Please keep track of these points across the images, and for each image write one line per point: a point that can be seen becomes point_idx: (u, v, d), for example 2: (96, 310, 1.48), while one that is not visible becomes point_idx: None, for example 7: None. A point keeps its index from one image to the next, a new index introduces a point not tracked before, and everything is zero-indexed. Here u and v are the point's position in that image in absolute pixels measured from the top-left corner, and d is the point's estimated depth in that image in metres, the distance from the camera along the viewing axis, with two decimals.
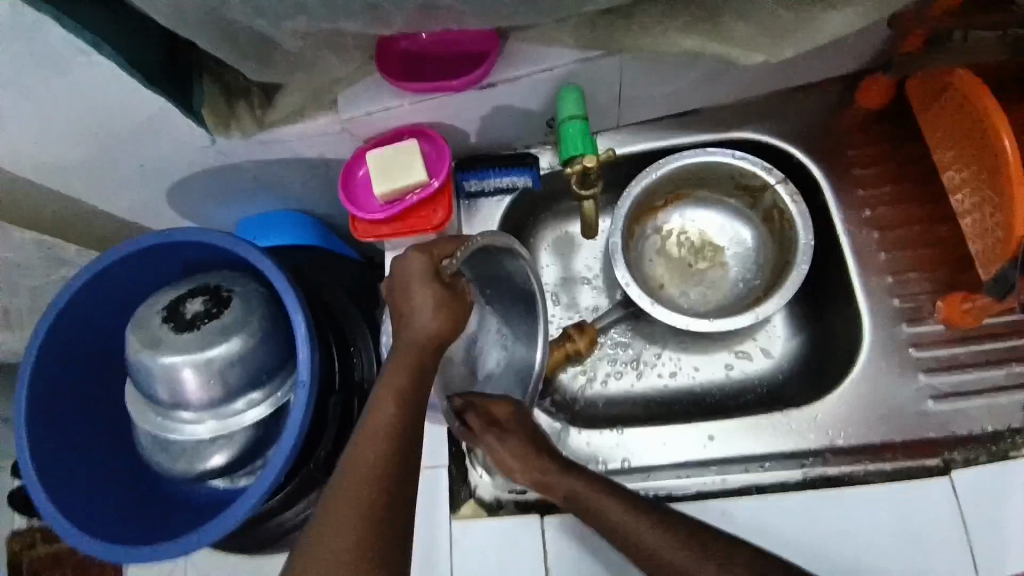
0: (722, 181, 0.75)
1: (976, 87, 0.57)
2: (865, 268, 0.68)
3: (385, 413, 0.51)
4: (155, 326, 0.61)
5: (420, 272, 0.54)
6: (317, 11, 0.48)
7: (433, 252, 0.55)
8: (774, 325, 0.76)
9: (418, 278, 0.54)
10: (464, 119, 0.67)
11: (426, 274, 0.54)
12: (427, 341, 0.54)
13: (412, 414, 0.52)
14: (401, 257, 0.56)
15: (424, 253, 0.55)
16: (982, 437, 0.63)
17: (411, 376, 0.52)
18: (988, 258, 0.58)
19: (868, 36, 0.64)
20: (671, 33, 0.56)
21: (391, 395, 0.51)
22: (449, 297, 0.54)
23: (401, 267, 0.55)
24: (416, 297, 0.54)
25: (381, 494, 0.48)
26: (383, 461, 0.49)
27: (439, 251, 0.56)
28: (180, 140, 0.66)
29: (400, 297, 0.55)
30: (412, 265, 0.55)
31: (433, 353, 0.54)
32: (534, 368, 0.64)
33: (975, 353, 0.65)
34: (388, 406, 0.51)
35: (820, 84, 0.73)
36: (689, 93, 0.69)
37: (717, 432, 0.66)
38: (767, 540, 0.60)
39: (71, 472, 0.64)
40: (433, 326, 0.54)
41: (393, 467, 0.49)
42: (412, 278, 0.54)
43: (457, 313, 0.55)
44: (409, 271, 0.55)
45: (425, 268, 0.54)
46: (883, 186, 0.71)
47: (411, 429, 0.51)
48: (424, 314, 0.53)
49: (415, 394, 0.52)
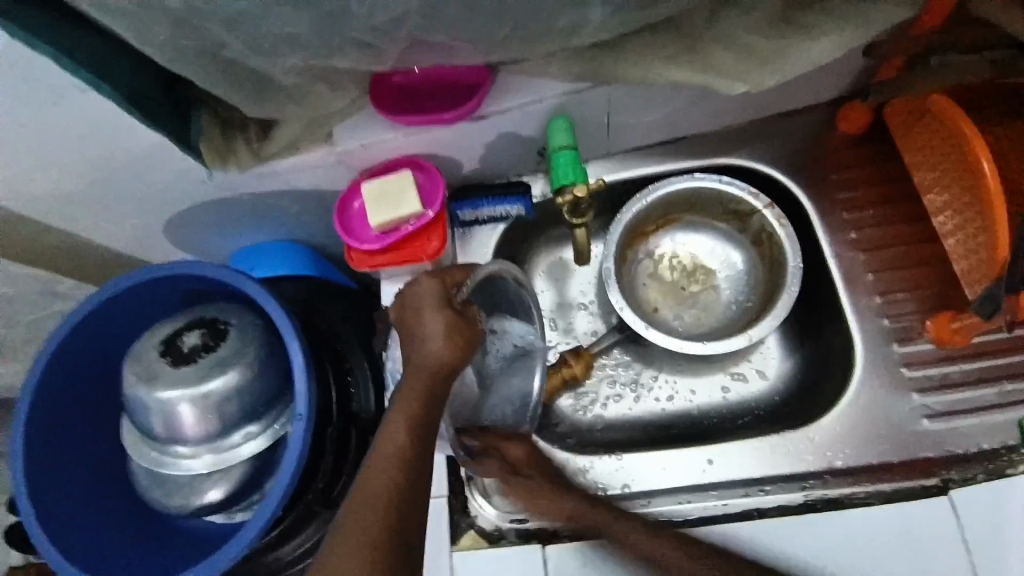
0: (712, 205, 0.77)
1: (955, 113, 0.58)
2: (854, 289, 0.69)
3: (396, 439, 0.51)
4: (152, 360, 0.61)
5: (432, 296, 0.55)
6: (314, 49, 0.49)
7: (445, 279, 0.56)
8: (768, 347, 0.77)
9: (429, 303, 0.55)
10: (457, 149, 0.69)
11: (438, 299, 0.55)
12: (438, 366, 0.53)
13: (423, 441, 0.51)
14: (413, 282, 0.57)
15: (437, 278, 0.56)
16: (978, 455, 0.63)
17: (422, 402, 0.52)
18: (975, 276, 0.59)
19: (847, 64, 0.66)
20: (657, 65, 0.57)
21: (403, 420, 0.51)
22: (460, 322, 0.54)
23: (413, 291, 0.56)
24: (428, 321, 0.54)
25: (390, 520, 0.48)
26: (393, 488, 0.49)
27: (451, 278, 0.57)
28: (178, 174, 0.67)
29: (411, 321, 0.55)
30: (424, 290, 0.55)
31: (444, 379, 0.53)
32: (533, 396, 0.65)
33: (966, 370, 0.66)
34: (400, 432, 0.51)
35: (804, 110, 0.75)
36: (676, 121, 0.71)
37: (715, 455, 0.66)
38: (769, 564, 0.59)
39: (66, 510, 0.63)
40: (444, 350, 0.53)
41: (401, 495, 0.49)
42: (423, 302, 0.55)
43: (468, 339, 0.54)
44: (421, 295, 0.55)
45: (437, 293, 0.55)
46: (869, 208, 0.72)
47: (420, 456, 0.51)
48: (435, 338, 0.53)
49: (425, 421, 0.52)
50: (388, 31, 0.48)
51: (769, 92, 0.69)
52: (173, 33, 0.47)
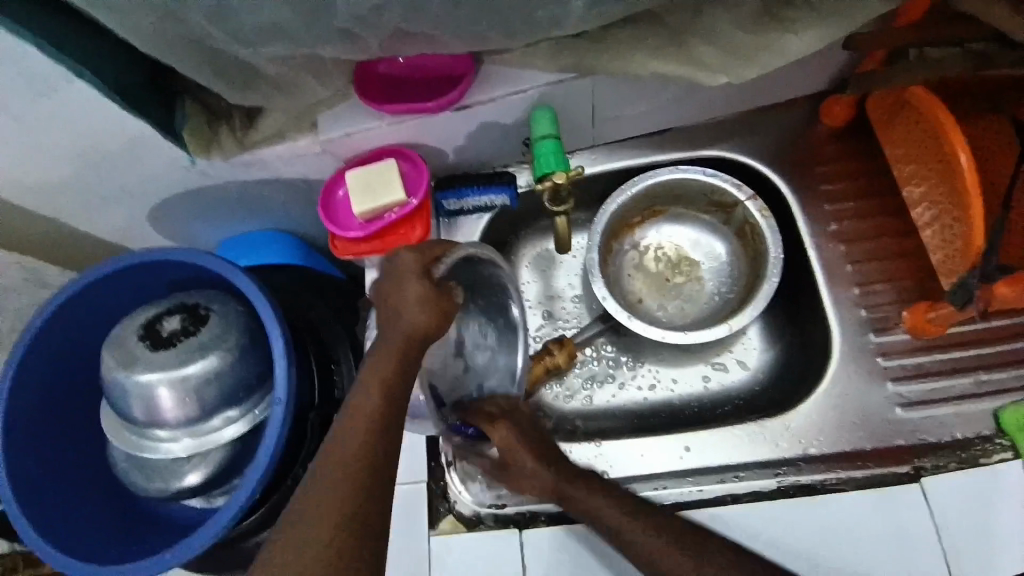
0: (696, 197, 0.77)
1: (937, 106, 0.59)
2: (833, 280, 0.70)
3: (367, 405, 0.50)
4: (132, 344, 0.61)
5: (410, 269, 0.55)
6: (296, 38, 0.49)
7: (423, 252, 0.56)
8: (749, 337, 0.77)
9: (406, 274, 0.54)
10: (442, 139, 0.69)
11: (414, 270, 0.55)
12: (412, 334, 0.52)
13: (395, 408, 0.50)
14: (393, 256, 0.57)
15: (414, 251, 0.56)
16: (952, 444, 0.64)
17: (396, 370, 0.51)
18: (950, 268, 0.60)
19: (830, 57, 0.67)
20: (641, 57, 0.58)
21: (376, 388, 0.50)
22: (434, 292, 0.54)
23: (391, 264, 0.56)
24: (404, 292, 0.54)
25: (358, 489, 0.46)
26: (364, 451, 0.48)
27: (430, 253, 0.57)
28: (161, 162, 0.67)
29: (388, 293, 0.55)
30: (402, 262, 0.55)
31: (418, 348, 0.53)
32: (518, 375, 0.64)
33: (940, 361, 0.67)
34: (372, 398, 0.50)
35: (787, 103, 0.75)
36: (661, 113, 0.71)
37: (693, 442, 0.67)
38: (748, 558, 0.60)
39: (48, 492, 0.64)
40: (418, 320, 0.53)
41: (370, 460, 0.48)
42: (399, 274, 0.55)
43: (442, 310, 0.54)
44: (400, 267, 0.55)
45: (414, 266, 0.55)
46: (849, 200, 0.73)
47: (392, 424, 0.50)
48: (410, 308, 0.53)
49: (397, 390, 0.51)
50: (369, 20, 0.48)
51: (752, 86, 0.70)
52: (154, 20, 0.47)
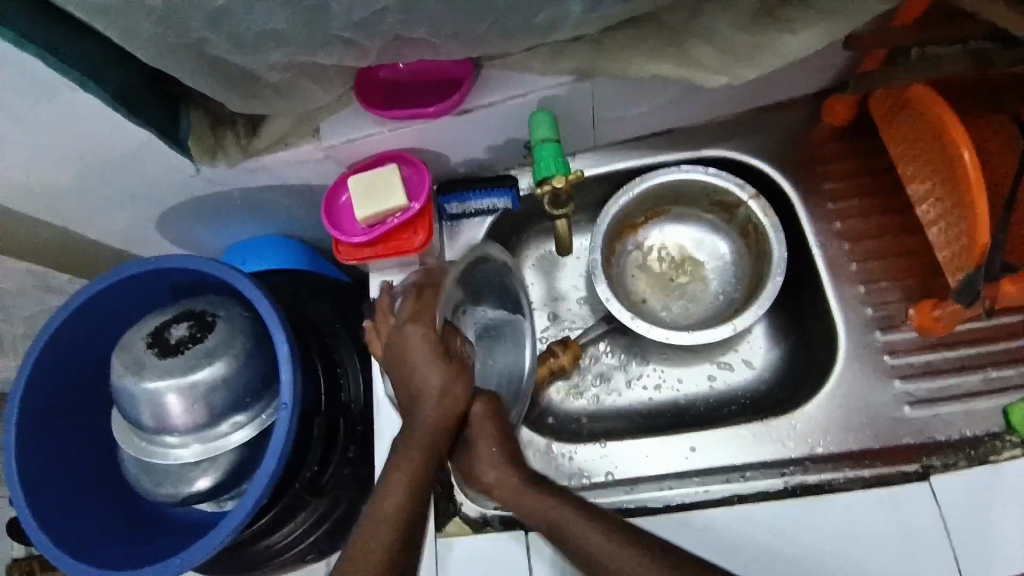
0: (699, 197, 0.77)
1: (937, 103, 0.59)
2: (838, 278, 0.70)
3: (396, 488, 0.51)
4: (140, 351, 0.62)
5: (424, 344, 0.54)
6: (296, 45, 0.50)
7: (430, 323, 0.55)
8: (753, 336, 0.77)
9: (423, 355, 0.54)
10: (444, 143, 0.69)
11: (430, 349, 0.54)
12: (440, 423, 0.54)
13: (422, 489, 0.52)
14: (404, 330, 0.56)
15: (423, 326, 0.55)
16: (960, 442, 0.63)
17: (424, 454, 0.53)
18: (955, 266, 0.60)
19: (832, 54, 0.67)
20: (639, 58, 0.58)
21: (405, 471, 0.52)
22: (455, 373, 0.55)
23: (402, 340, 0.56)
24: (424, 374, 0.54)
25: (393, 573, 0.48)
26: (402, 505, 0.51)
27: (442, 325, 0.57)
28: (167, 170, 0.68)
29: (406, 371, 0.55)
30: (415, 339, 0.55)
31: (446, 431, 0.55)
32: (523, 376, 0.66)
33: (948, 358, 0.66)
34: (400, 483, 0.51)
35: (790, 101, 0.75)
36: (661, 114, 0.71)
37: (698, 442, 0.67)
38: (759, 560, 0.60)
39: (60, 498, 0.65)
40: (444, 405, 0.54)
41: (402, 540, 0.49)
42: (414, 355, 0.54)
43: (464, 387, 0.56)
44: (412, 346, 0.55)
45: (430, 342, 0.55)
46: (853, 197, 0.73)
47: (421, 502, 0.52)
48: (434, 396, 0.54)
49: (423, 476, 0.52)
50: (369, 27, 0.49)
51: (753, 85, 0.70)
52: (157, 32, 0.48)
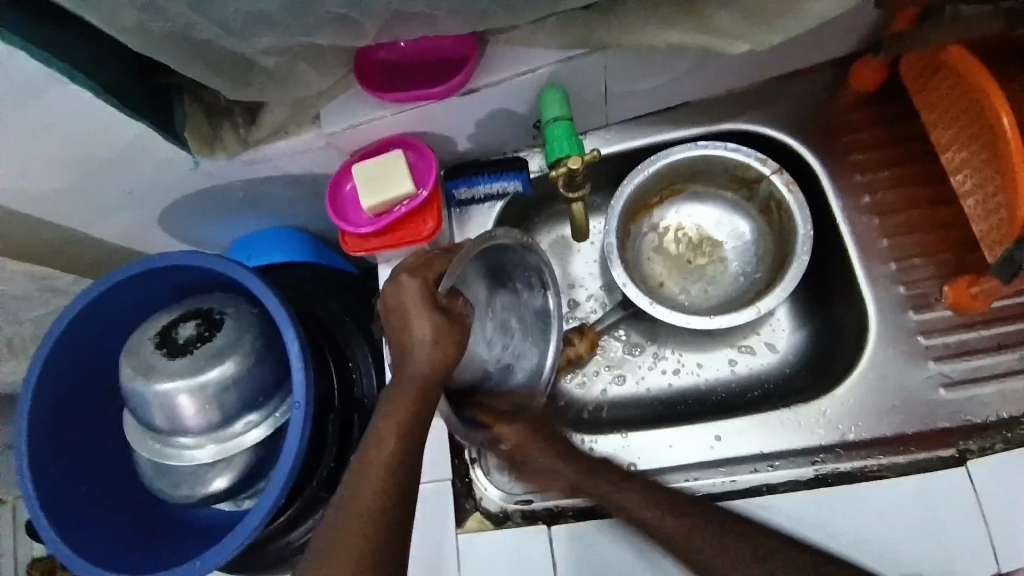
0: (717, 174, 0.74)
1: (975, 67, 0.55)
2: (867, 256, 0.67)
3: (386, 453, 0.50)
4: (148, 353, 0.61)
5: (415, 298, 0.53)
6: (288, 26, 0.47)
7: (427, 277, 0.54)
8: (777, 318, 0.74)
9: (414, 305, 0.53)
10: (450, 126, 0.66)
11: (423, 299, 0.53)
12: (427, 377, 0.51)
13: (412, 456, 0.50)
14: (394, 280, 0.54)
15: (419, 277, 0.54)
16: (997, 425, 0.61)
17: (412, 417, 0.51)
18: (992, 240, 0.57)
19: (859, 18, 0.62)
20: (652, 28, 0.54)
21: (393, 427, 0.50)
22: (449, 324, 0.52)
23: (394, 291, 0.54)
24: (413, 323, 0.52)
25: (377, 542, 0.47)
26: (389, 472, 0.49)
27: (433, 273, 0.55)
28: (165, 165, 0.66)
29: (397, 324, 0.54)
30: (407, 290, 0.53)
31: (437, 389, 0.52)
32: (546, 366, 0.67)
33: (984, 337, 0.63)
34: (389, 443, 0.50)
35: (812, 69, 0.71)
36: (678, 87, 0.68)
37: (723, 431, 0.65)
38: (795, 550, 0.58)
39: (78, 502, 0.64)
40: (434, 359, 0.51)
41: (389, 507, 0.48)
42: (406, 304, 0.53)
43: (458, 343, 0.53)
44: (404, 297, 0.53)
45: (419, 294, 0.53)
46: (881, 169, 0.69)
47: (410, 465, 0.50)
48: (423, 346, 0.51)
49: (410, 446, 0.50)
50: (365, 4, 0.46)
51: (774, 52, 0.65)
52: (141, 17, 0.45)
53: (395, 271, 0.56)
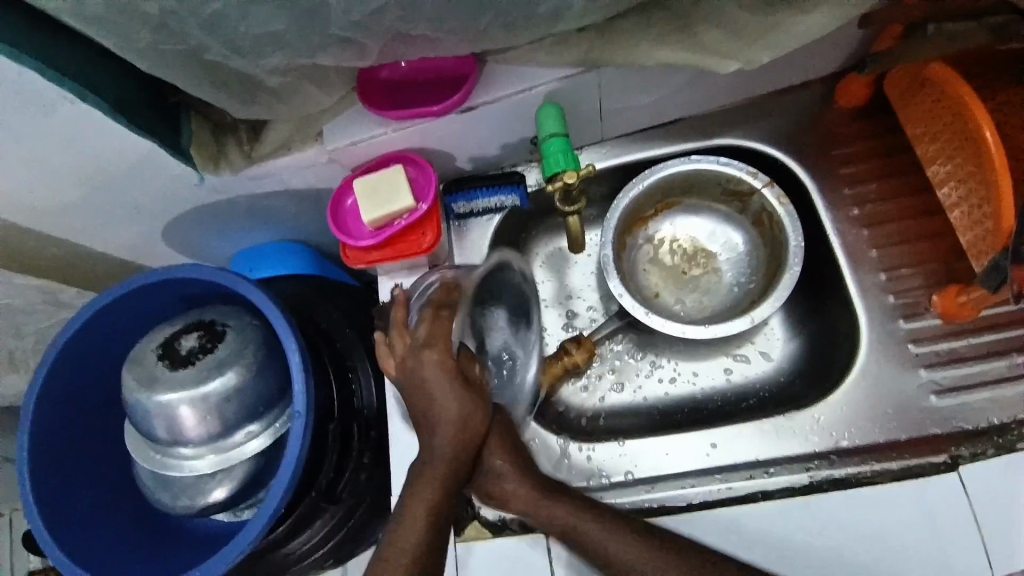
0: (710, 187, 0.75)
1: (953, 80, 0.57)
2: (858, 266, 0.68)
3: (414, 529, 0.52)
4: (151, 364, 0.62)
5: (438, 374, 0.54)
6: (295, 47, 0.49)
7: (446, 348, 0.55)
8: (771, 327, 0.76)
9: (439, 383, 0.54)
10: (449, 141, 0.67)
11: (447, 375, 0.54)
12: (455, 453, 0.54)
13: (440, 534, 0.53)
14: (415, 354, 0.55)
15: (438, 351, 0.54)
16: (988, 430, 0.62)
17: (442, 490, 0.53)
18: (980, 249, 0.58)
19: (845, 37, 0.64)
20: (646, 47, 0.56)
21: (423, 506, 0.52)
22: (473, 400, 0.55)
23: (415, 368, 0.54)
24: (439, 401, 0.54)
25: None
26: (423, 557, 0.51)
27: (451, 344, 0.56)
28: (171, 181, 0.67)
29: (420, 400, 0.54)
30: (429, 366, 0.54)
31: (462, 463, 0.55)
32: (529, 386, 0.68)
33: (973, 345, 0.65)
34: (420, 525, 0.52)
35: (801, 86, 0.73)
36: (671, 103, 0.70)
37: (719, 438, 0.66)
38: (790, 557, 0.59)
39: (78, 512, 0.65)
40: (461, 436, 0.54)
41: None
42: (429, 380, 0.54)
43: (482, 414, 0.55)
44: (425, 373, 0.54)
45: (441, 369, 0.54)
46: (870, 181, 0.71)
47: (440, 541, 0.53)
48: (450, 423, 0.53)
49: (442, 518, 0.53)
50: (369, 25, 0.47)
51: (764, 70, 0.67)
52: (154, 39, 0.47)
53: (412, 341, 0.55)
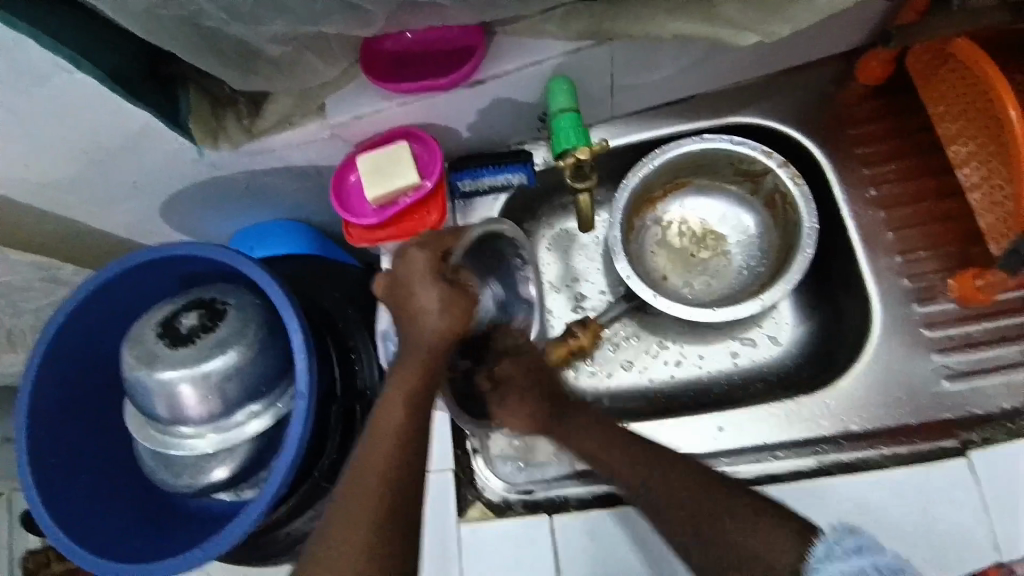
0: (722, 167, 0.74)
1: (981, 57, 0.55)
2: (871, 249, 0.67)
3: (394, 415, 0.52)
4: (151, 342, 0.60)
5: (423, 272, 0.54)
6: (297, 13, 0.47)
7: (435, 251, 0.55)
8: (780, 311, 0.74)
9: (422, 277, 0.54)
10: (456, 117, 0.66)
11: (432, 272, 0.54)
12: (438, 344, 0.53)
13: (418, 427, 0.52)
14: (402, 254, 0.55)
15: (426, 251, 0.55)
16: (1000, 416, 0.61)
17: (419, 382, 0.53)
18: (999, 232, 0.57)
19: (867, 11, 0.62)
20: (659, 19, 0.54)
21: (401, 394, 0.53)
22: (457, 296, 0.54)
23: (402, 264, 0.55)
24: (422, 295, 0.53)
25: (389, 508, 0.48)
26: (401, 436, 0.51)
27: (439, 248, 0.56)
28: (168, 156, 0.65)
29: (404, 297, 0.54)
30: (415, 263, 0.54)
31: (442, 357, 0.54)
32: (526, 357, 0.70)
33: (987, 329, 0.63)
34: (397, 412, 0.52)
35: (818, 63, 0.71)
36: (684, 79, 0.68)
37: (727, 422, 0.65)
38: None
39: (79, 495, 0.64)
40: (442, 328, 0.53)
41: (393, 480, 0.50)
42: (414, 277, 0.54)
43: (466, 312, 0.55)
44: (411, 271, 0.54)
45: (428, 267, 0.54)
46: (886, 163, 0.69)
47: (416, 434, 0.52)
48: (435, 315, 0.53)
49: (421, 405, 0.53)
50: None
51: (779, 45, 0.65)
52: (151, 3, 0.45)
53: (402, 246, 0.56)
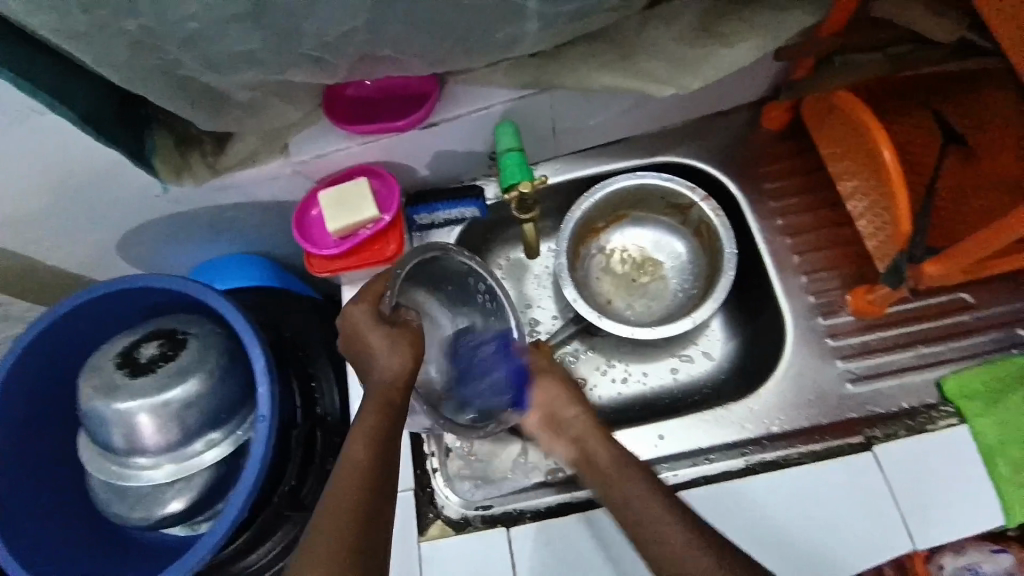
0: (654, 201, 0.82)
1: (858, 106, 0.64)
2: (784, 271, 0.76)
3: (358, 452, 0.53)
4: (110, 373, 0.62)
5: (365, 320, 0.58)
6: (266, 65, 0.52)
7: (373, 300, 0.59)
8: (712, 329, 0.82)
9: (367, 325, 0.57)
10: (413, 156, 0.72)
11: (373, 319, 0.57)
12: (394, 382, 0.56)
13: (385, 459, 0.54)
14: (347, 312, 0.59)
15: (365, 302, 0.59)
16: (900, 414, 0.69)
17: (381, 418, 0.55)
18: (884, 252, 0.66)
19: (767, 67, 0.73)
20: (590, 72, 0.62)
21: (364, 431, 0.54)
22: (401, 334, 0.57)
23: (348, 321, 0.59)
24: (369, 341, 0.56)
25: (360, 541, 0.50)
26: (367, 470, 0.53)
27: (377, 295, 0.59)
28: (132, 191, 0.68)
29: (358, 346, 0.58)
30: (356, 316, 0.58)
31: (400, 391, 0.56)
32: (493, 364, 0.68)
33: (883, 338, 0.73)
34: (360, 448, 0.54)
35: (733, 110, 0.81)
36: (617, 123, 0.76)
37: (666, 430, 0.71)
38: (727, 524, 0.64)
39: (30, 529, 0.63)
40: (393, 364, 0.56)
41: (361, 512, 0.51)
42: (359, 328, 0.58)
43: (414, 345, 0.57)
44: (355, 322, 0.58)
45: (368, 314, 0.58)
46: (793, 196, 0.79)
47: (383, 467, 0.54)
48: (384, 355, 0.56)
49: (387, 439, 0.54)
50: (338, 47, 0.51)
51: (698, 94, 0.75)
52: (128, 54, 0.49)
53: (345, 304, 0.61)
